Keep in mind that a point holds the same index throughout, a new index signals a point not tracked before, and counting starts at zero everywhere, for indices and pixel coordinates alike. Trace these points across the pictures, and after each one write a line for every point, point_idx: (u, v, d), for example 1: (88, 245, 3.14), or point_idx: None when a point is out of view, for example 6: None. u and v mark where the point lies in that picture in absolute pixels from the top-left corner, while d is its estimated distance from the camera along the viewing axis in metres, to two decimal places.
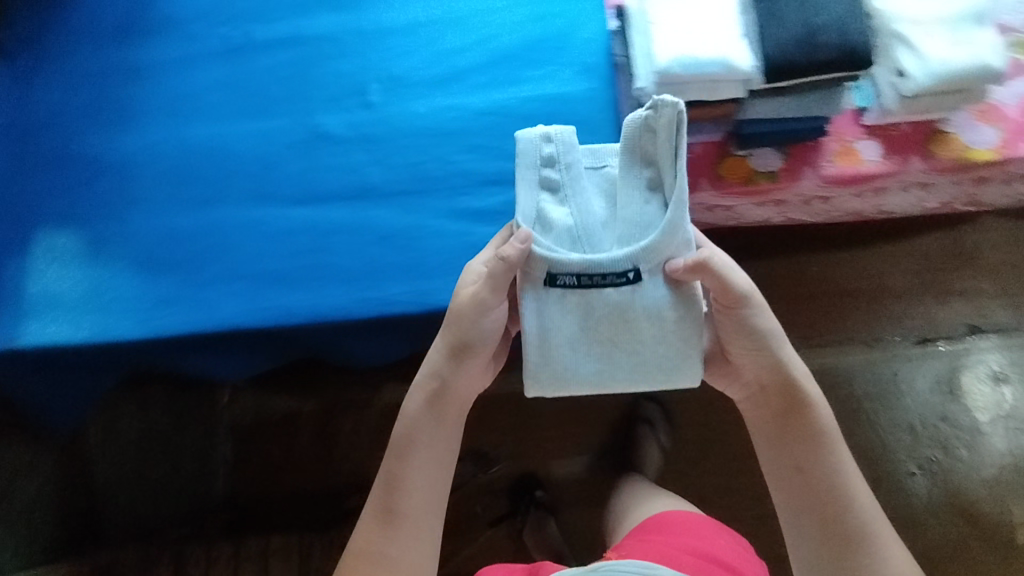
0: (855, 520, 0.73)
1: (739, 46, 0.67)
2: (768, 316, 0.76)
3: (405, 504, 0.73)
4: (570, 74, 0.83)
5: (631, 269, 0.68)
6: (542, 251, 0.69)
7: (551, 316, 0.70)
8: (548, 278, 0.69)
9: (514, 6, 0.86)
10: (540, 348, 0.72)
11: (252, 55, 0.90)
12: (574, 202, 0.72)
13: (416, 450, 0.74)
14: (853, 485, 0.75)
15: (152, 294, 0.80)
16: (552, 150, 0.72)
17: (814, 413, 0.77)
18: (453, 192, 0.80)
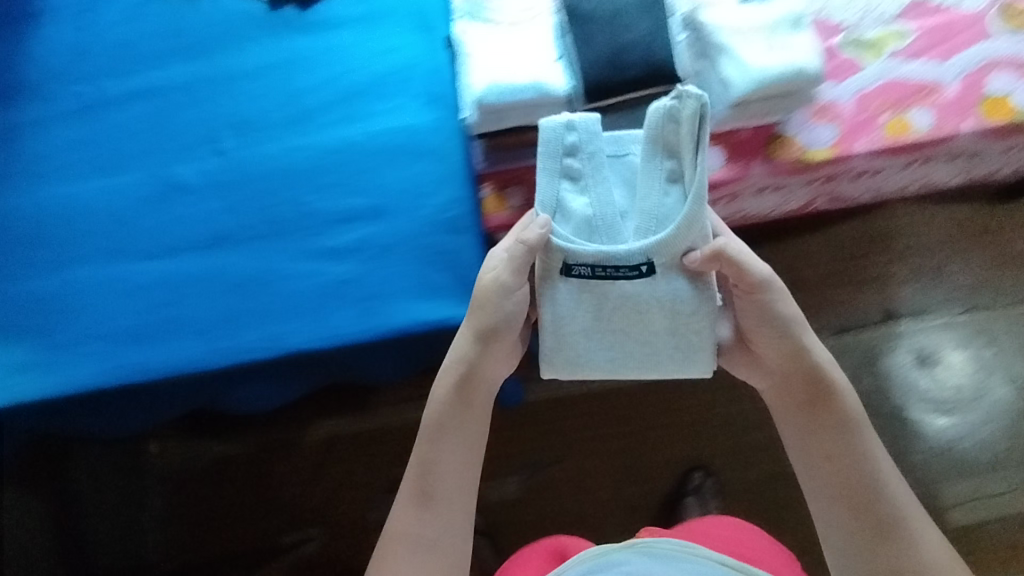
0: (896, 511, 0.68)
1: (554, 70, 0.68)
2: (790, 301, 0.72)
3: (439, 492, 0.70)
4: (417, 105, 0.82)
5: (643, 263, 0.67)
6: (559, 241, 0.68)
7: (562, 307, 0.70)
8: (565, 268, 0.69)
9: (362, 42, 0.86)
10: (558, 335, 0.71)
11: (105, 110, 0.87)
12: (594, 192, 0.69)
13: (443, 442, 0.71)
14: (888, 474, 0.70)
15: (5, 362, 0.77)
16: (577, 137, 0.67)
17: (841, 400, 0.72)
18: (306, 233, 0.79)
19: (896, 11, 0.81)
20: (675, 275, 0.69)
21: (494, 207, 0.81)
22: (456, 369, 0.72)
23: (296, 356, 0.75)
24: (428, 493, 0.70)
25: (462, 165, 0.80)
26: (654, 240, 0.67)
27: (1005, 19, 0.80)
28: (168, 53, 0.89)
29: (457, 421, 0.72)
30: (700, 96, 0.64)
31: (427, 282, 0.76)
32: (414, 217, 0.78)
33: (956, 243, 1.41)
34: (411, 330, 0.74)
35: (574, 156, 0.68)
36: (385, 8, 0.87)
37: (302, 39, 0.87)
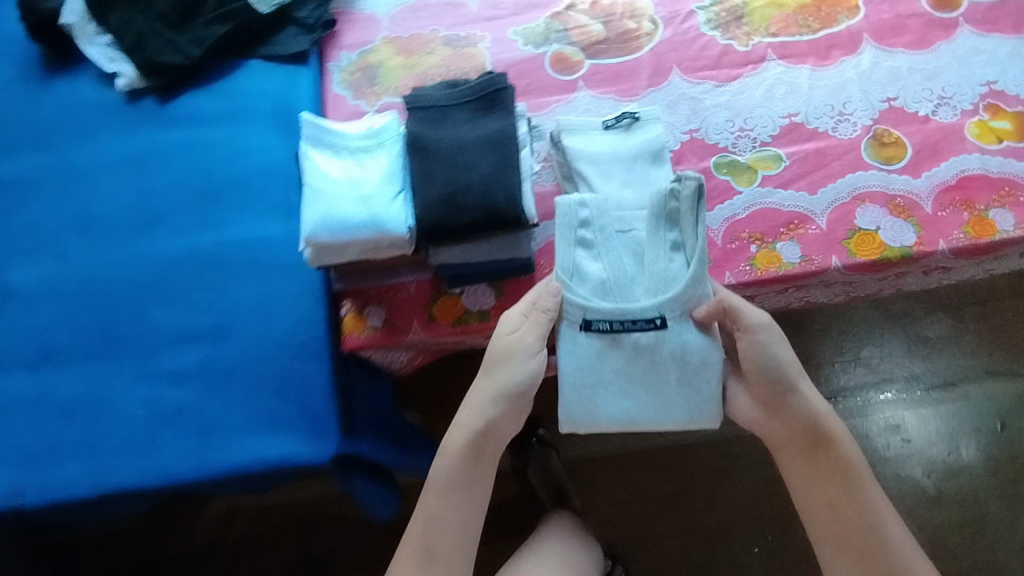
0: (897, 560, 0.66)
1: (390, 207, 0.63)
2: (787, 349, 0.69)
3: (439, 536, 0.71)
4: (272, 214, 0.78)
5: (659, 316, 0.70)
6: (574, 302, 0.71)
7: (581, 358, 0.72)
8: (581, 324, 0.71)
9: (222, 142, 0.81)
10: (578, 385, 0.72)
11: None
12: (608, 259, 0.73)
13: (453, 488, 0.72)
14: (886, 519, 0.68)
15: None
16: (589, 212, 0.73)
17: (840, 446, 0.70)
18: (146, 354, 0.74)
19: (770, 135, 0.80)
20: (686, 324, 0.71)
21: (351, 329, 0.75)
22: (477, 421, 0.71)
23: (126, 493, 0.70)
24: (432, 545, 0.71)
25: (318, 283, 0.76)
26: (671, 296, 0.71)
27: (879, 145, 0.79)
28: (15, 141, 0.83)
29: (468, 474, 0.72)
30: (699, 179, 0.71)
31: (270, 414, 0.71)
32: (262, 339, 0.73)
33: (863, 327, 1.40)
34: (247, 468, 0.69)
35: (587, 228, 0.73)
36: (250, 107, 0.83)
37: (159, 135, 0.82)
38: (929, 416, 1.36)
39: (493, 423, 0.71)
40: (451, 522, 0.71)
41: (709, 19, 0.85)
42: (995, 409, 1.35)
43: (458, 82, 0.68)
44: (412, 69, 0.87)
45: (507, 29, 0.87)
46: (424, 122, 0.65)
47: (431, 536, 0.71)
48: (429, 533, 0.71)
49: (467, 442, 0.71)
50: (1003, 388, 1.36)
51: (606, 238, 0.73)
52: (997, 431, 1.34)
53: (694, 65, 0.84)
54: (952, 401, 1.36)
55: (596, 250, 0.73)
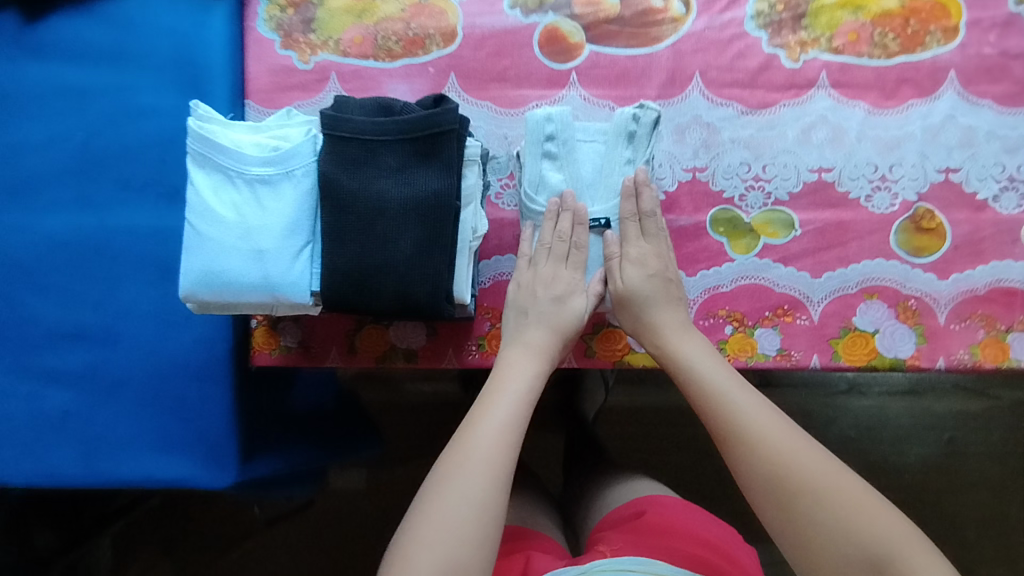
0: (750, 460, 0.47)
1: (289, 268, 0.51)
2: (622, 300, 0.58)
3: (496, 448, 0.47)
4: (172, 199, 0.64)
5: (604, 218, 0.59)
6: (530, 205, 0.59)
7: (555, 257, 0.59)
8: (535, 224, 0.60)
9: (112, 90, 0.64)
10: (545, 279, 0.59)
11: None
12: (576, 174, 0.59)
13: (504, 399, 0.51)
14: (756, 421, 0.49)
15: None
16: (556, 125, 0.58)
17: (681, 363, 0.54)
18: (23, 346, 0.65)
19: (789, 192, 0.65)
20: (594, 241, 0.60)
21: (260, 345, 0.66)
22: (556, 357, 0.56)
23: (14, 487, 0.65)
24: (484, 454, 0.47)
25: None
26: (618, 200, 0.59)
27: (915, 230, 0.64)
28: None
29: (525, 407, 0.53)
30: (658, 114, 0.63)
31: (164, 433, 0.65)
32: (156, 351, 0.65)
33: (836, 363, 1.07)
34: (139, 484, 0.65)
35: (550, 137, 0.58)
36: (146, 45, 0.64)
37: (29, 66, 0.64)
38: (904, 430, 1.06)
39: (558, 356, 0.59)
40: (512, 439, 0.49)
41: (759, 12, 0.65)
42: (947, 420, 1.06)
43: (392, 106, 0.52)
44: (361, 17, 0.66)
45: None
46: (340, 159, 0.51)
47: (484, 447, 0.47)
48: (470, 444, 0.47)
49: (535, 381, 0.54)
50: (963, 406, 1.06)
51: (571, 148, 0.58)
52: (941, 444, 1.06)
53: (721, 77, 0.65)
54: (854, 410, 1.06)
55: (559, 160, 0.59)
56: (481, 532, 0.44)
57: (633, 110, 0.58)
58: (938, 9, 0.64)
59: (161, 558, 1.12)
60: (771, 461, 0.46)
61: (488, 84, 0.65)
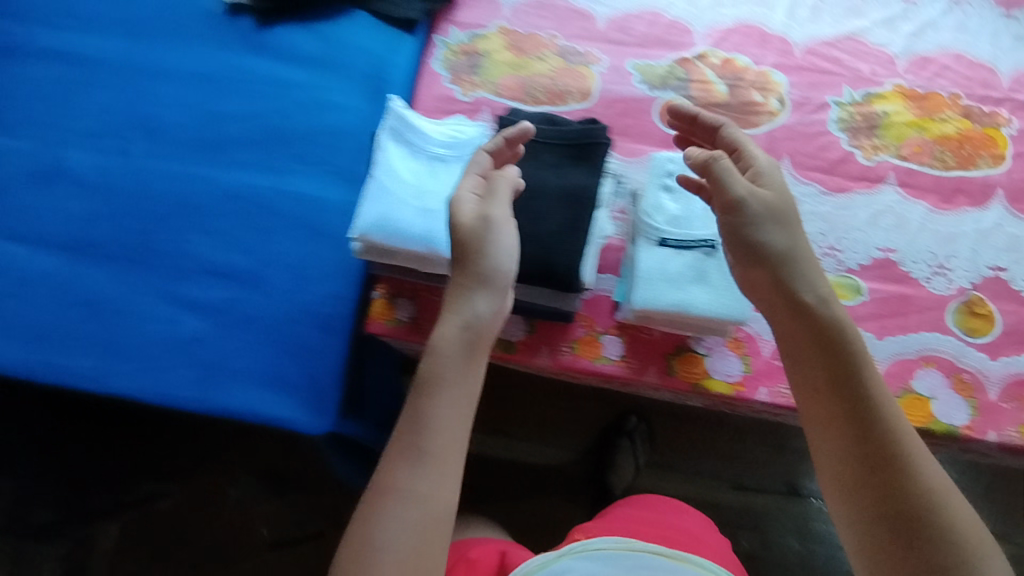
0: (908, 474, 0.51)
1: (450, 228, 0.61)
2: (780, 225, 0.58)
3: (429, 477, 0.50)
4: (337, 179, 0.76)
5: (712, 239, 0.64)
6: (647, 222, 0.67)
7: (662, 261, 0.65)
8: (650, 239, 0.66)
9: (308, 87, 0.79)
10: (654, 277, 0.65)
11: (21, 64, 0.80)
12: (688, 205, 0.68)
13: (430, 401, 0.52)
14: (909, 440, 0.53)
15: None
16: (676, 166, 0.69)
17: (845, 334, 0.56)
18: (176, 275, 0.74)
19: (859, 264, 0.75)
20: (702, 258, 0.65)
21: (377, 314, 0.74)
22: (476, 273, 0.55)
23: (129, 398, 0.72)
24: (414, 488, 0.49)
25: (358, 261, 0.75)
26: None
27: (969, 314, 0.73)
28: (109, 21, 0.81)
29: (464, 359, 0.53)
30: None
31: (278, 373, 0.71)
32: (289, 299, 0.74)
33: None
34: (242, 416, 0.70)
35: (670, 174, 0.69)
36: (343, 59, 0.80)
37: (247, 58, 0.80)
38: None
39: (501, 276, 0.56)
40: (449, 457, 0.51)
41: (841, 118, 0.79)
42: None
43: (557, 119, 0.64)
44: (517, 70, 0.82)
45: (627, 57, 0.82)
46: (509, 151, 0.62)
47: (409, 480, 0.50)
48: (392, 473, 0.50)
49: (450, 318, 0.54)
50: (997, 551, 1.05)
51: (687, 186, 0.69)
52: None
53: (806, 162, 0.78)
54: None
55: (675, 193, 0.68)
56: (418, 552, 0.48)
57: None
58: (987, 140, 0.78)
59: (171, 562, 1.11)
60: (928, 486, 0.51)
61: (612, 136, 0.79)
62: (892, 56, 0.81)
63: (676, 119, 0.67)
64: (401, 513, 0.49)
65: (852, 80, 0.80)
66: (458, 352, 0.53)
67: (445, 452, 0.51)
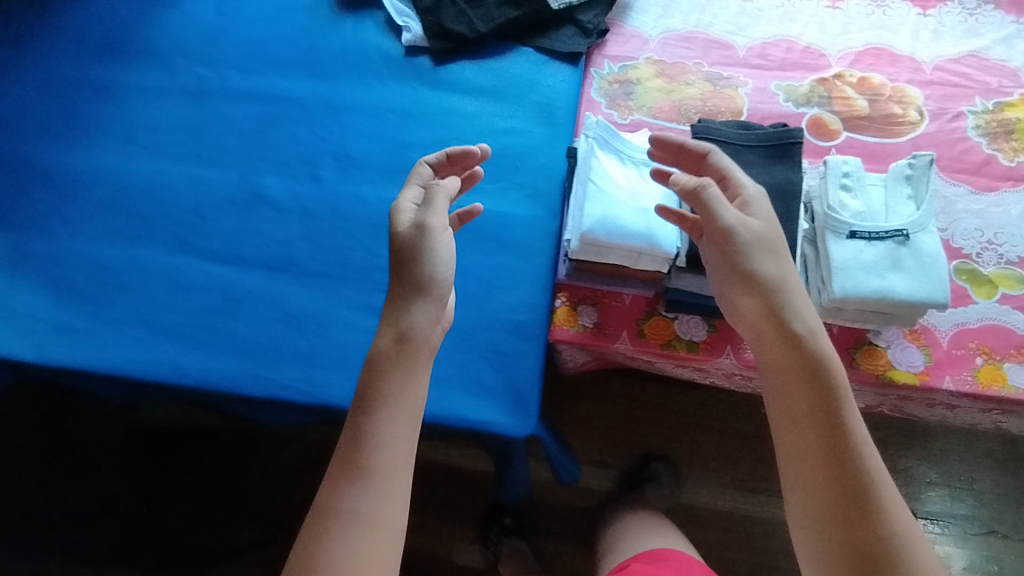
0: (877, 518, 0.51)
1: (666, 224, 0.67)
2: (768, 256, 0.60)
3: (373, 494, 0.55)
4: (518, 195, 0.81)
5: (903, 228, 0.69)
6: (836, 217, 0.71)
7: (856, 252, 0.69)
8: (839, 232, 0.70)
9: (483, 115, 0.86)
10: (851, 267, 0.68)
11: (218, 103, 0.87)
12: (869, 201, 0.72)
13: (380, 429, 0.57)
14: (879, 478, 0.53)
15: (54, 319, 0.76)
16: (851, 167, 0.74)
17: (826, 369, 0.57)
18: (375, 289, 0.78)
19: (1019, 256, 0.79)
20: (894, 247, 0.69)
21: (563, 320, 0.78)
22: (414, 284, 0.61)
23: (335, 408, 0.73)
24: (355, 506, 0.54)
25: (545, 271, 0.78)
26: (912, 219, 0.70)
27: None
28: (294, 63, 0.89)
29: (403, 371, 0.59)
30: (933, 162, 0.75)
31: (477, 377, 0.73)
32: (483, 307, 0.76)
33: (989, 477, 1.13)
34: (446, 420, 0.72)
35: (846, 175, 0.74)
36: (514, 90, 0.87)
37: (426, 93, 0.87)
38: None
39: (437, 284, 0.62)
40: (393, 471, 0.56)
41: (978, 125, 0.85)
42: None
43: (751, 123, 0.70)
44: (668, 94, 0.89)
45: (771, 80, 0.89)
46: None
47: (359, 504, 0.54)
48: (342, 499, 0.55)
49: (388, 329, 0.60)
50: None
51: (864, 185, 0.74)
52: None
53: (952, 165, 0.83)
54: (1001, 552, 1.09)
55: (854, 191, 0.73)
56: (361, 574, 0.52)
57: (909, 161, 0.74)
58: None
59: None
60: (892, 527, 0.51)
61: None
62: (1014, 70, 0.88)
63: (662, 150, 0.67)
64: (350, 531, 0.53)
65: (982, 92, 0.87)
66: (401, 381, 0.59)
67: (388, 470, 0.56)
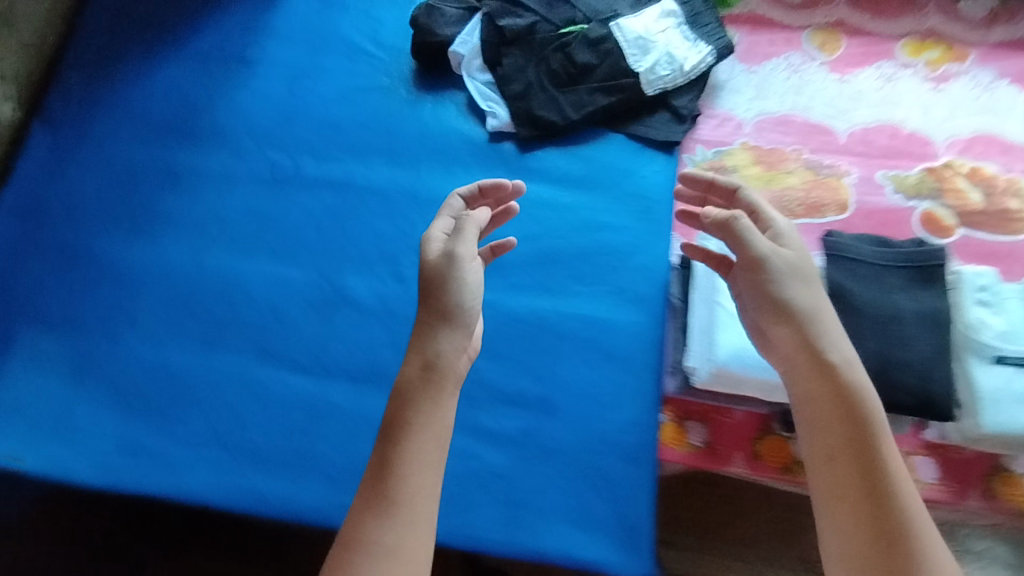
0: (914, 559, 0.47)
1: None
2: (802, 283, 0.58)
3: (398, 525, 0.49)
4: (619, 299, 0.76)
5: None
6: (978, 339, 0.65)
7: (1005, 381, 0.64)
8: (984, 356, 0.65)
9: (575, 209, 0.81)
10: (1001, 398, 0.63)
11: (294, 193, 0.81)
12: (1011, 318, 0.67)
13: (406, 449, 0.52)
14: (915, 515, 0.49)
15: (121, 436, 0.70)
16: (987, 278, 0.69)
17: (861, 398, 0.53)
18: (468, 404, 0.73)
19: None
20: None
21: (670, 439, 0.71)
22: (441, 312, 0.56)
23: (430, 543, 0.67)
24: (379, 537, 0.48)
25: (651, 386, 0.73)
26: None
27: None
28: (373, 149, 0.83)
29: (429, 398, 0.54)
30: None
31: (584, 508, 0.68)
32: (586, 426, 0.71)
33: None
34: (554, 557, 0.66)
35: (982, 288, 0.68)
36: (609, 181, 0.82)
37: (515, 183, 0.82)
38: None
39: (465, 312, 0.57)
40: (421, 502, 0.50)
41: None
42: None
43: (893, 241, 0.65)
44: (768, 183, 0.84)
45: (876, 169, 0.84)
46: (854, 275, 0.63)
47: (380, 533, 0.49)
48: (364, 529, 0.49)
49: (413, 355, 0.55)
50: None
51: (1002, 299, 0.68)
52: None
53: None
54: None
55: (993, 307, 0.68)
56: None
57: None
58: None
59: None
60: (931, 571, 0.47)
61: None
62: None
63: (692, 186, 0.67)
64: (372, 565, 0.48)
65: None
66: (426, 399, 0.53)
67: (417, 499, 0.50)
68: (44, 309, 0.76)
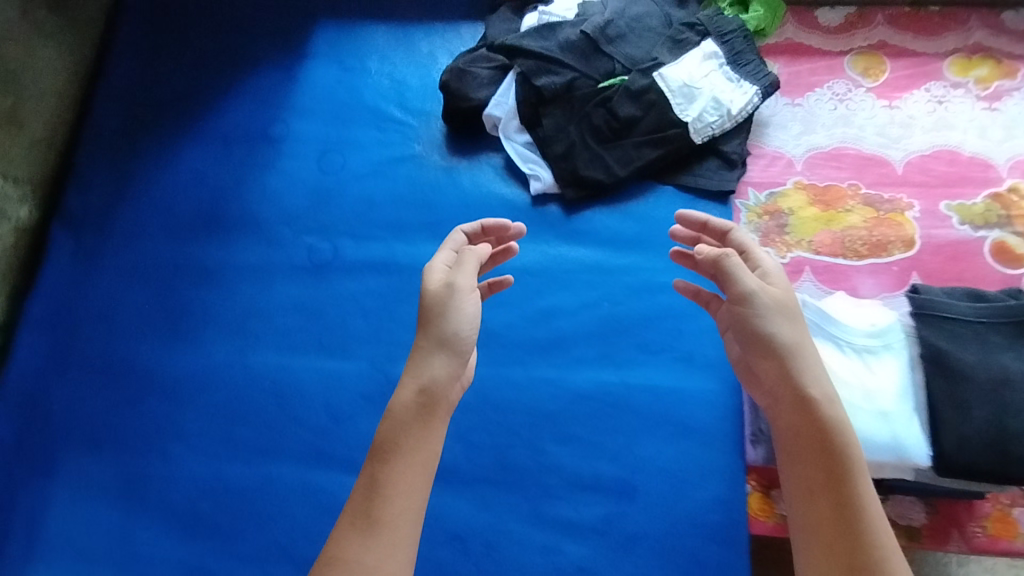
0: None
1: (910, 427, 0.58)
2: (790, 319, 0.52)
3: (379, 547, 0.46)
4: (689, 366, 0.73)
5: None
6: None
7: None
8: None
9: (632, 272, 0.77)
10: None
11: (334, 279, 0.77)
12: None
13: (396, 462, 0.49)
14: (896, 560, 0.46)
15: (181, 561, 0.67)
16: None
17: (843, 436, 0.50)
18: (543, 494, 0.69)
19: None
20: None
21: (759, 511, 0.67)
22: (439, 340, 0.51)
23: None
24: (361, 559, 0.46)
25: (736, 459, 0.69)
26: None
27: None
28: (412, 224, 0.79)
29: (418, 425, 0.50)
30: None
31: None
32: (671, 508, 0.68)
33: None
34: None
35: None
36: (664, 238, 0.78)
37: (563, 249, 0.78)
38: None
39: (463, 342, 0.51)
40: (403, 528, 0.47)
41: None
42: None
43: (984, 293, 0.62)
44: (828, 224, 0.80)
45: (939, 200, 0.80)
46: (951, 337, 0.60)
47: (365, 557, 0.46)
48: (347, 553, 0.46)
49: (409, 379, 0.51)
50: None
51: None
52: None
53: None
54: None
55: None
56: None
57: None
58: None
59: None
60: None
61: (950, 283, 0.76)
62: None
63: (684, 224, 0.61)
64: None
65: None
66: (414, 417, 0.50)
67: (404, 524, 0.47)
68: (89, 428, 0.73)
